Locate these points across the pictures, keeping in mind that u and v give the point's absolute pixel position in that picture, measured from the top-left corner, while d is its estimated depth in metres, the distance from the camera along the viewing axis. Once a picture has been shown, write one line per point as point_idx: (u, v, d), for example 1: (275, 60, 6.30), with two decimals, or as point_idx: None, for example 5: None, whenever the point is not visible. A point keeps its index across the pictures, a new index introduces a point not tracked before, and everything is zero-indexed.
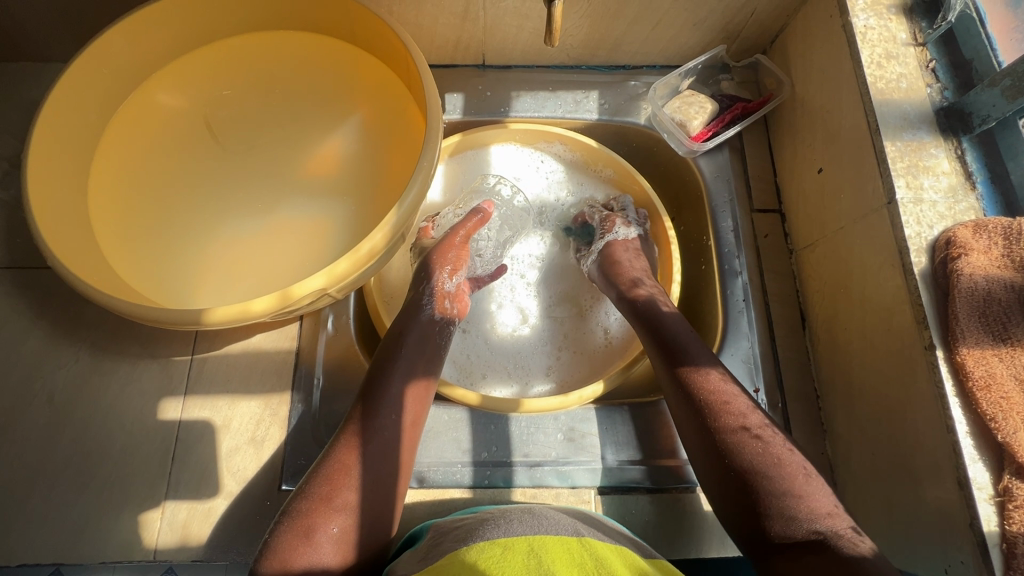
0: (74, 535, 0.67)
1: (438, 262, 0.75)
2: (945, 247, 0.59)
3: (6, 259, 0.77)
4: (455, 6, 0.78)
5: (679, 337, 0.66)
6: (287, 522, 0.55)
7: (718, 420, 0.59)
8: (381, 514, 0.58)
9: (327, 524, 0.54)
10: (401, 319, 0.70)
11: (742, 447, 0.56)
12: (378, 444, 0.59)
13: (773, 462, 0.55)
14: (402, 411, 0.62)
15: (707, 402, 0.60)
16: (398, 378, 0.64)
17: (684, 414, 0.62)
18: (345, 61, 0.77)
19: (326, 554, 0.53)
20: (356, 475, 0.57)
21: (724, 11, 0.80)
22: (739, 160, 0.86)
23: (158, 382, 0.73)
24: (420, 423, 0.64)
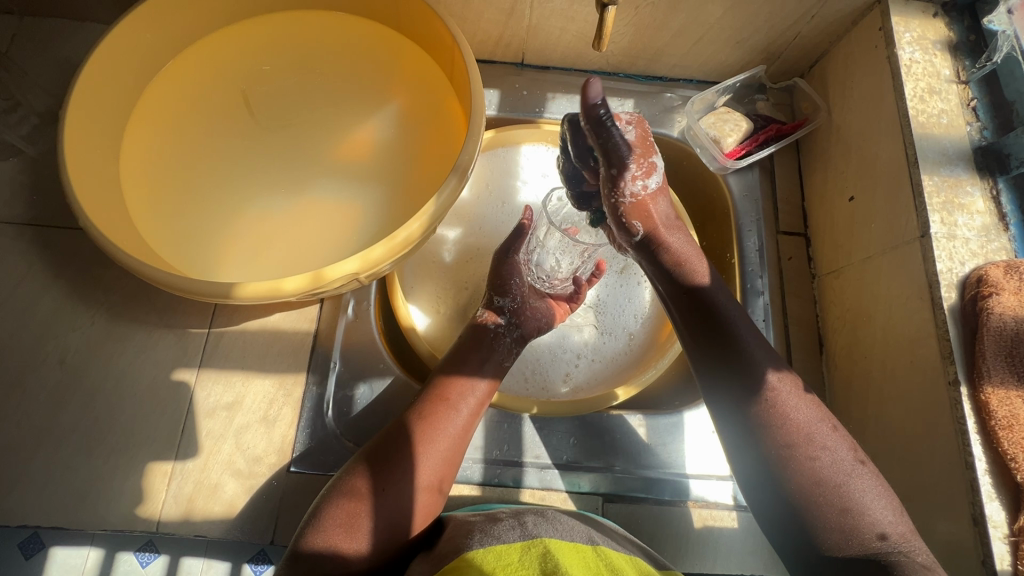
0: (77, 499, 0.66)
1: (494, 286, 0.74)
2: (976, 285, 0.59)
3: (27, 214, 0.76)
4: (502, 3, 0.78)
5: (730, 318, 0.58)
6: (319, 506, 0.56)
7: (789, 437, 0.53)
8: (405, 511, 0.57)
9: (352, 511, 0.55)
10: (469, 338, 0.69)
11: (805, 460, 0.53)
12: (413, 442, 0.59)
13: (839, 478, 0.52)
14: (449, 415, 0.62)
15: (775, 416, 0.54)
16: (449, 384, 0.64)
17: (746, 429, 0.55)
18: (388, 48, 0.77)
19: (338, 539, 0.53)
20: (386, 467, 0.58)
21: (768, 31, 0.80)
22: (768, 181, 0.87)
23: (173, 352, 0.73)
24: (469, 428, 0.63)
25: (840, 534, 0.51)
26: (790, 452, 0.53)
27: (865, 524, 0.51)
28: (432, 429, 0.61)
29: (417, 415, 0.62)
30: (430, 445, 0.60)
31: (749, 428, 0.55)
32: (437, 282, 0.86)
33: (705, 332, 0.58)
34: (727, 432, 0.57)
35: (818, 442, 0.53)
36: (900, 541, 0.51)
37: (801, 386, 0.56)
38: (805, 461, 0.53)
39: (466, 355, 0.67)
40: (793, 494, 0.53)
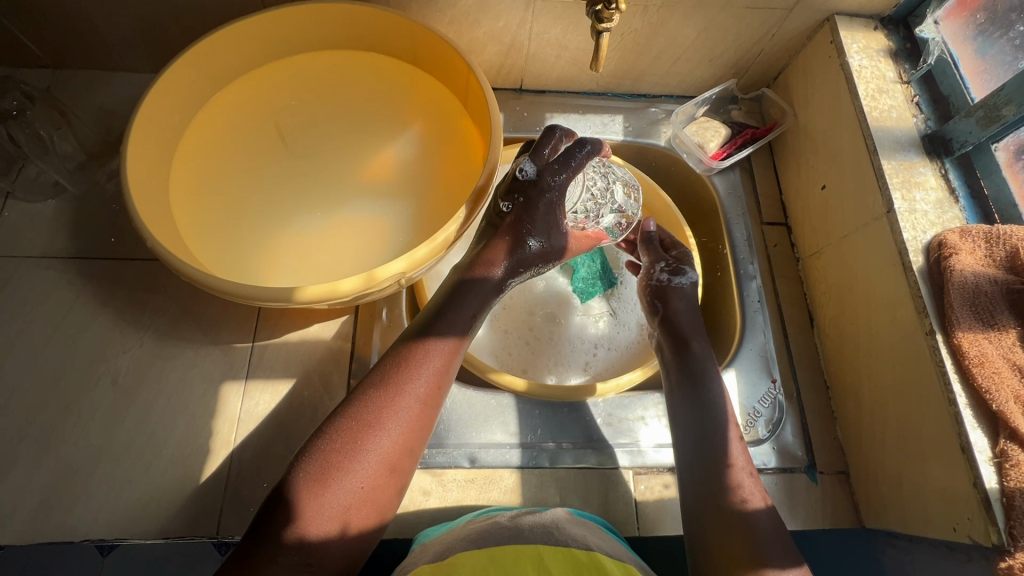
0: (136, 512, 0.69)
1: (523, 229, 0.69)
2: (938, 248, 0.69)
3: (75, 248, 0.82)
4: (504, 36, 0.88)
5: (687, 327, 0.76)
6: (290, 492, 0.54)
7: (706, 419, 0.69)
8: (381, 491, 0.58)
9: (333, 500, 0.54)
10: (451, 299, 0.66)
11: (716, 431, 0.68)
12: (387, 421, 0.59)
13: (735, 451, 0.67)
14: (412, 390, 0.61)
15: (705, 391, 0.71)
16: (423, 360, 0.63)
17: (678, 400, 0.72)
18: (405, 80, 0.86)
19: (337, 507, 0.54)
20: (365, 449, 0.57)
21: (737, 49, 0.92)
22: (749, 180, 0.98)
23: (220, 367, 0.77)
24: (433, 403, 0.63)
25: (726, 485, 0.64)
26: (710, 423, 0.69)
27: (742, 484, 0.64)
28: (405, 408, 0.60)
29: (390, 391, 0.60)
30: (407, 425, 0.60)
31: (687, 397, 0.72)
32: None
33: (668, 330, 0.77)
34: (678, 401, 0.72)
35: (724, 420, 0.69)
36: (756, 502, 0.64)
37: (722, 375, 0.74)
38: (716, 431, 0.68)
39: (441, 326, 0.65)
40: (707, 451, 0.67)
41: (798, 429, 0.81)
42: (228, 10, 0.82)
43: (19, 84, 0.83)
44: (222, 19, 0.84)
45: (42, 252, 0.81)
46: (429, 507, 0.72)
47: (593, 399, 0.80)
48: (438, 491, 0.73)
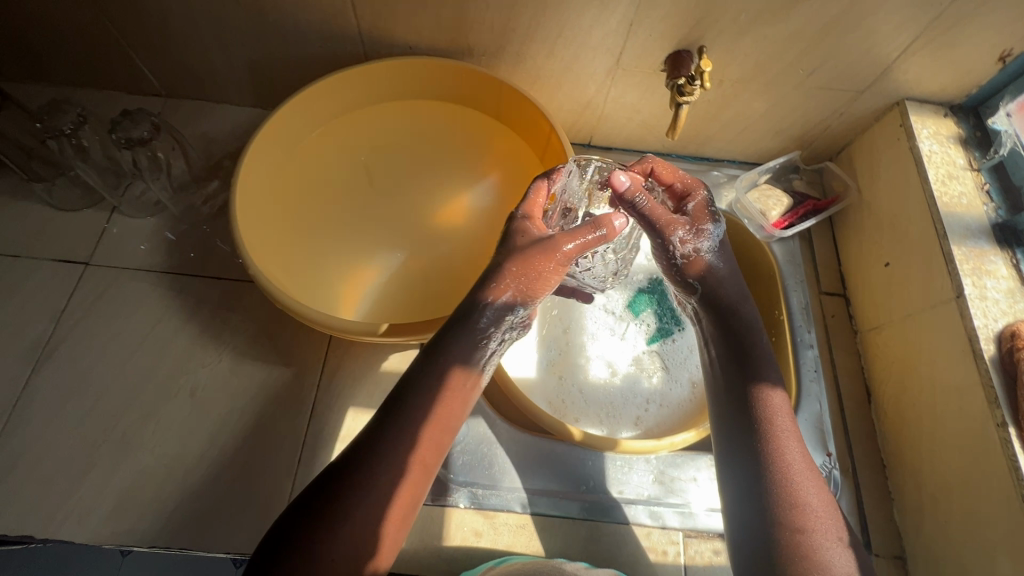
0: (203, 524, 0.72)
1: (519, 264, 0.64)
2: (1011, 339, 0.69)
3: (168, 263, 0.88)
4: (582, 98, 0.94)
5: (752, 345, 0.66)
6: (290, 528, 0.51)
7: (772, 464, 0.59)
8: (384, 523, 0.53)
9: (335, 533, 0.50)
10: (455, 331, 0.61)
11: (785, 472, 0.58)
12: (397, 450, 0.54)
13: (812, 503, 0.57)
14: (426, 415, 0.57)
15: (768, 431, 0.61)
16: (439, 387, 0.59)
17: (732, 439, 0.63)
18: (486, 131, 0.91)
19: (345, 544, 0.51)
20: (371, 478, 0.53)
21: (804, 123, 0.95)
22: (808, 248, 0.99)
23: (290, 389, 0.81)
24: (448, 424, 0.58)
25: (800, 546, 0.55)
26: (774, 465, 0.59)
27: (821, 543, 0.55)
28: (416, 431, 0.56)
29: (400, 420, 0.56)
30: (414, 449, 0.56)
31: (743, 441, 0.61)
32: None
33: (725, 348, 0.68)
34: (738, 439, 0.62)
35: (784, 461, 0.59)
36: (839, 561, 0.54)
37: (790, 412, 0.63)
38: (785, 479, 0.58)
39: (460, 341, 0.61)
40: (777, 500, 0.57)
41: (854, 506, 0.79)
42: (332, 59, 0.89)
43: (149, 114, 0.86)
44: (324, 65, 0.91)
45: (139, 265, 0.88)
46: (480, 549, 0.73)
47: (644, 455, 0.80)
48: (490, 533, 0.74)
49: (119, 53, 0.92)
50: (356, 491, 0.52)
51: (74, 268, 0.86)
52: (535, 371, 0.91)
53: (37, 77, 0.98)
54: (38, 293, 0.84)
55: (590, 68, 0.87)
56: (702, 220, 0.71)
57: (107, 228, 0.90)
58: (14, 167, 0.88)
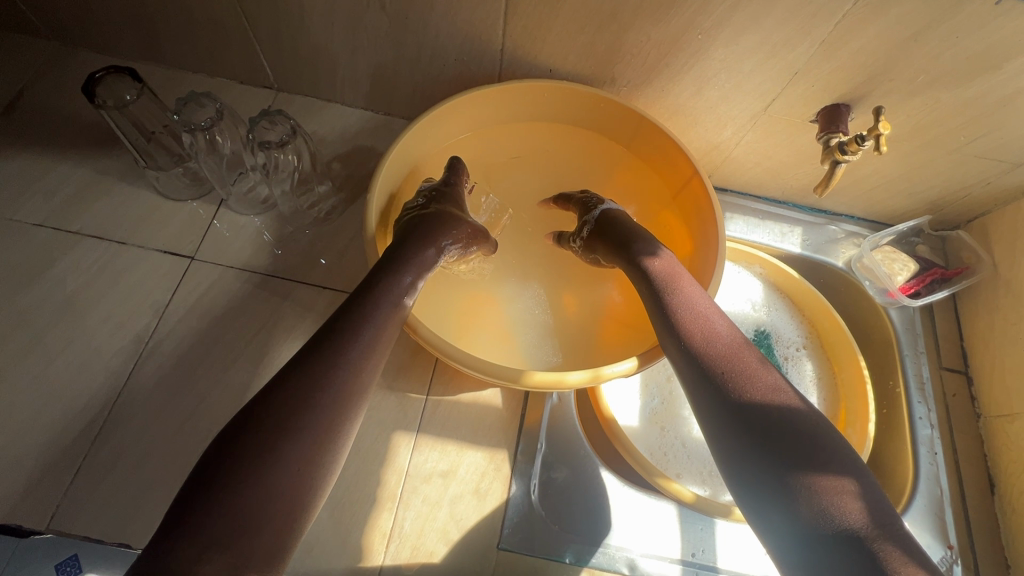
0: (301, 550, 0.69)
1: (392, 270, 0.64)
2: None
3: (273, 266, 0.85)
4: (714, 139, 0.89)
5: (703, 320, 0.60)
6: (199, 499, 0.43)
7: (776, 440, 0.50)
8: (303, 497, 0.47)
9: (234, 492, 0.44)
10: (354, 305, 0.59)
11: (794, 447, 0.49)
12: (295, 403, 0.49)
13: (833, 478, 0.47)
14: (318, 374, 0.52)
15: (759, 402, 0.52)
16: (337, 351, 0.54)
17: (721, 424, 0.54)
18: (611, 162, 0.90)
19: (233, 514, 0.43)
20: (272, 451, 0.47)
21: (943, 188, 0.90)
22: (928, 318, 0.94)
23: (394, 414, 0.77)
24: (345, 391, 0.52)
25: (836, 532, 0.45)
26: (781, 444, 0.50)
27: (858, 522, 0.45)
28: (344, 405, 0.52)
29: (296, 374, 0.51)
30: (343, 420, 0.52)
31: (739, 424, 0.52)
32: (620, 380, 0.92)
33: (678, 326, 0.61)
34: (728, 423, 0.53)
35: (785, 433, 0.50)
36: (894, 549, 0.44)
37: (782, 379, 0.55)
38: (797, 455, 0.49)
39: (351, 310, 0.58)
40: (795, 483, 0.48)
41: None
42: (463, 73, 0.86)
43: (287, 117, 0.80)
44: (451, 78, 0.88)
45: (245, 265, 0.85)
46: None
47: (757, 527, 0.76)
48: None
49: (243, 43, 0.89)
50: (282, 455, 0.47)
51: (179, 262, 0.84)
52: (637, 419, 0.87)
53: (153, 57, 0.96)
54: (143, 284, 0.82)
55: (734, 111, 0.83)
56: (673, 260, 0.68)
57: (212, 222, 0.87)
58: (127, 145, 0.83)
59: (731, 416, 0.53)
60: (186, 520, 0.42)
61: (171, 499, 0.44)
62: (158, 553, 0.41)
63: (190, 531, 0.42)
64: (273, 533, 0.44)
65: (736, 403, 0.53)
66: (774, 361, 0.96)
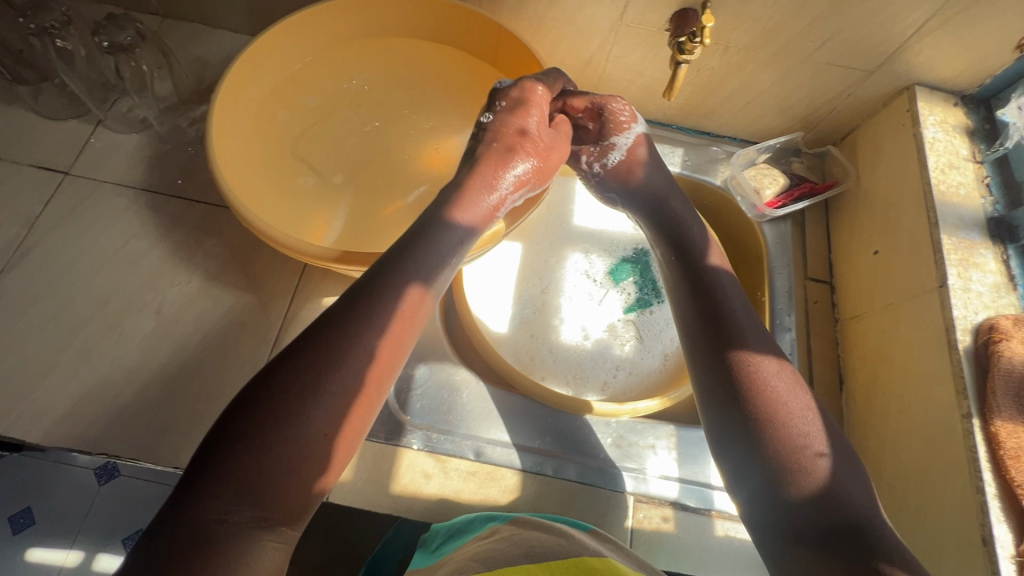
0: (154, 438, 0.72)
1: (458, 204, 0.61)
2: (988, 332, 0.67)
3: (147, 181, 0.87)
4: (584, 54, 0.91)
5: (700, 263, 0.63)
6: (218, 452, 0.40)
7: (758, 407, 0.52)
8: (334, 456, 0.44)
9: (264, 449, 0.41)
10: (402, 247, 0.55)
11: (771, 415, 0.51)
12: (319, 365, 0.44)
13: (806, 446, 0.50)
14: (353, 326, 0.47)
15: (749, 373, 0.53)
16: (362, 305, 0.49)
17: (710, 387, 0.55)
18: (480, 79, 0.88)
19: (265, 477, 0.40)
20: (308, 404, 0.43)
21: (809, 102, 0.92)
22: (799, 232, 0.97)
23: (257, 316, 0.80)
24: (385, 343, 0.48)
25: (807, 490, 0.48)
26: (756, 411, 0.51)
27: (831, 486, 0.48)
28: (378, 368, 0.47)
29: (321, 334, 0.47)
30: (377, 388, 0.47)
31: (730, 387, 0.54)
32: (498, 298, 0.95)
33: (679, 269, 0.64)
34: (715, 390, 0.55)
35: (788, 399, 0.52)
36: (869, 509, 0.47)
37: (776, 356, 0.55)
38: (761, 418, 0.51)
39: (390, 271, 0.52)
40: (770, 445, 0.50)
41: None
42: None
43: (135, 22, 0.84)
44: None
45: (118, 180, 0.87)
46: (427, 490, 0.73)
47: (606, 418, 0.80)
48: (439, 476, 0.74)
49: None
50: (311, 414, 0.43)
51: (53, 176, 0.86)
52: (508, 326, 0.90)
53: None
54: (14, 196, 0.84)
55: (593, 21, 0.84)
56: (649, 166, 0.73)
57: (89, 138, 0.88)
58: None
59: (715, 378, 0.55)
60: (206, 484, 0.39)
61: (193, 456, 0.41)
62: (178, 512, 0.38)
63: (215, 492, 0.39)
64: (302, 498, 0.42)
65: (723, 366, 0.55)
66: (650, 277, 0.97)
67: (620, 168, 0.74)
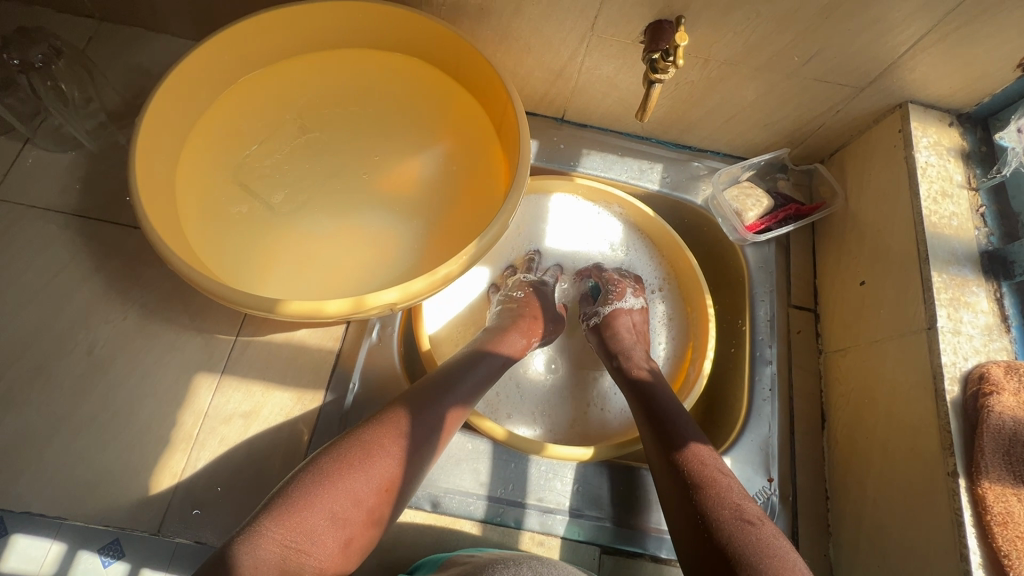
0: (83, 492, 0.67)
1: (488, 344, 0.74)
2: (978, 382, 0.62)
3: (78, 204, 0.80)
4: (554, 65, 0.84)
5: (668, 406, 0.69)
6: (253, 529, 0.50)
7: (730, 508, 0.57)
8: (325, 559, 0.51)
9: (285, 536, 0.49)
10: (450, 376, 0.66)
11: (737, 519, 0.56)
12: (348, 467, 0.54)
13: (776, 545, 0.53)
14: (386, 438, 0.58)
15: (712, 475, 0.61)
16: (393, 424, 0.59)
17: (676, 482, 0.62)
18: (442, 93, 0.81)
19: (277, 556, 0.48)
20: (328, 499, 0.52)
21: (796, 118, 0.86)
22: (783, 256, 0.91)
23: (198, 355, 0.74)
24: (413, 466, 0.58)
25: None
26: (738, 517, 0.56)
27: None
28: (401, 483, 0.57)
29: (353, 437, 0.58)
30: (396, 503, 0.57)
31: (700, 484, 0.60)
32: (463, 328, 0.90)
33: (643, 411, 0.70)
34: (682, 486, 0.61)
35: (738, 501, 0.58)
36: None
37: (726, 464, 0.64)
38: (745, 521, 0.56)
39: (456, 391, 0.65)
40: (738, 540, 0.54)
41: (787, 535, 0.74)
42: None
43: (51, 37, 0.79)
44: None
45: (47, 204, 0.80)
46: (378, 546, 0.68)
47: (573, 462, 0.75)
48: (393, 530, 0.69)
49: None
50: (321, 509, 0.51)
51: None
52: None
53: None
54: None
55: (562, 32, 0.77)
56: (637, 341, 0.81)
57: (16, 159, 0.81)
58: None
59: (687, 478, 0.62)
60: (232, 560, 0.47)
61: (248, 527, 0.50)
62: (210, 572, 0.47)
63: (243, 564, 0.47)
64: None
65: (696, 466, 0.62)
66: None
67: (619, 344, 0.80)
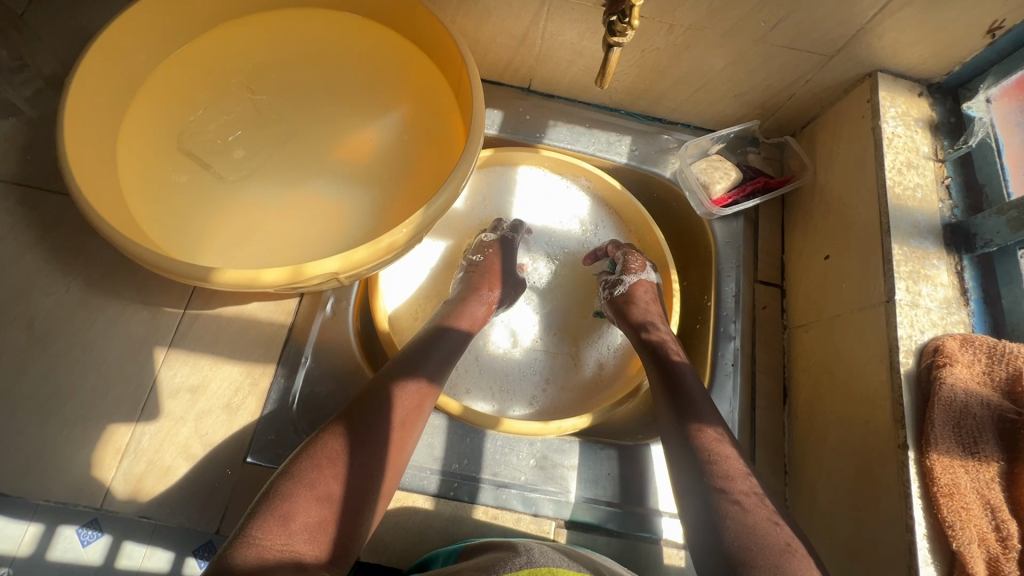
0: (22, 467, 0.65)
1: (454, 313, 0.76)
2: (933, 354, 0.61)
3: (16, 173, 0.77)
4: (515, 31, 0.81)
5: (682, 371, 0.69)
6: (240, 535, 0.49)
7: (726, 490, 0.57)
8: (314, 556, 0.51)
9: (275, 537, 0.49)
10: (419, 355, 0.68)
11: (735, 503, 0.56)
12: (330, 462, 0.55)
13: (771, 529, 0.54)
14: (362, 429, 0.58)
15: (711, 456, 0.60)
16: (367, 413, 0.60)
17: (679, 464, 0.62)
18: (398, 57, 0.78)
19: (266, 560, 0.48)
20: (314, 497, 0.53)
21: (765, 89, 0.84)
22: (751, 231, 0.90)
23: (144, 329, 0.72)
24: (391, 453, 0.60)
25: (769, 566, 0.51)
26: (733, 499, 0.56)
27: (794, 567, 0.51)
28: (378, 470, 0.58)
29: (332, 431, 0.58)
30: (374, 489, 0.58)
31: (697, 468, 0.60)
32: (426, 301, 0.88)
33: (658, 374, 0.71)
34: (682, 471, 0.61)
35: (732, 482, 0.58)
36: None
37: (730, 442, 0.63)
38: (740, 505, 0.56)
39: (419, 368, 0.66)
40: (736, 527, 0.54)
41: None
42: None
43: None
44: None
45: None
46: None
47: (529, 437, 0.74)
48: None
49: None
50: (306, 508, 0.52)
51: None
52: None
53: None
54: None
55: None
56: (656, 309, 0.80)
57: None
58: None
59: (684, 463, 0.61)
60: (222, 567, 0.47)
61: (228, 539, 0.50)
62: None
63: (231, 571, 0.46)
64: None
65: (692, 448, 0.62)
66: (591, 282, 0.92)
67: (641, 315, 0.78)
